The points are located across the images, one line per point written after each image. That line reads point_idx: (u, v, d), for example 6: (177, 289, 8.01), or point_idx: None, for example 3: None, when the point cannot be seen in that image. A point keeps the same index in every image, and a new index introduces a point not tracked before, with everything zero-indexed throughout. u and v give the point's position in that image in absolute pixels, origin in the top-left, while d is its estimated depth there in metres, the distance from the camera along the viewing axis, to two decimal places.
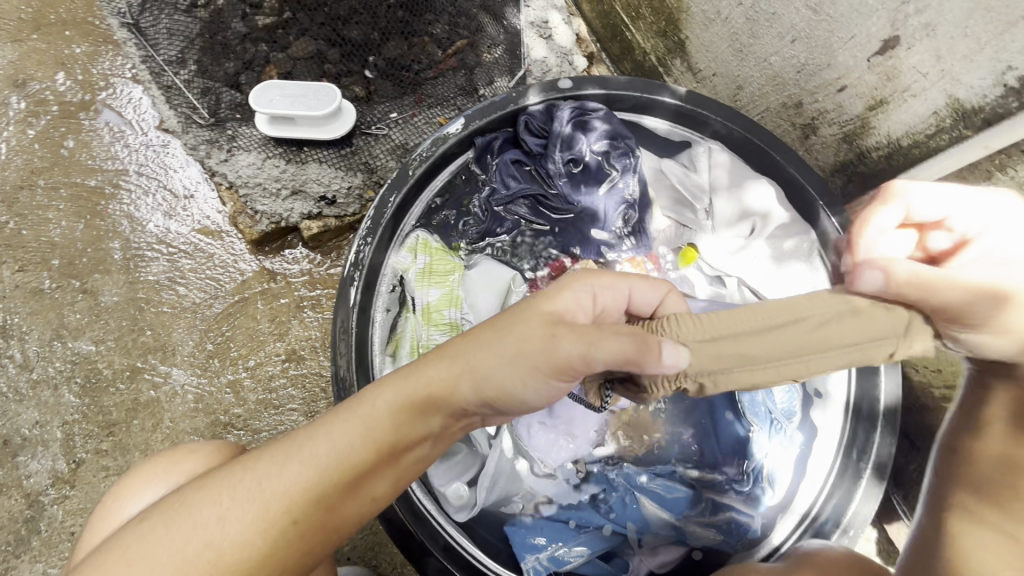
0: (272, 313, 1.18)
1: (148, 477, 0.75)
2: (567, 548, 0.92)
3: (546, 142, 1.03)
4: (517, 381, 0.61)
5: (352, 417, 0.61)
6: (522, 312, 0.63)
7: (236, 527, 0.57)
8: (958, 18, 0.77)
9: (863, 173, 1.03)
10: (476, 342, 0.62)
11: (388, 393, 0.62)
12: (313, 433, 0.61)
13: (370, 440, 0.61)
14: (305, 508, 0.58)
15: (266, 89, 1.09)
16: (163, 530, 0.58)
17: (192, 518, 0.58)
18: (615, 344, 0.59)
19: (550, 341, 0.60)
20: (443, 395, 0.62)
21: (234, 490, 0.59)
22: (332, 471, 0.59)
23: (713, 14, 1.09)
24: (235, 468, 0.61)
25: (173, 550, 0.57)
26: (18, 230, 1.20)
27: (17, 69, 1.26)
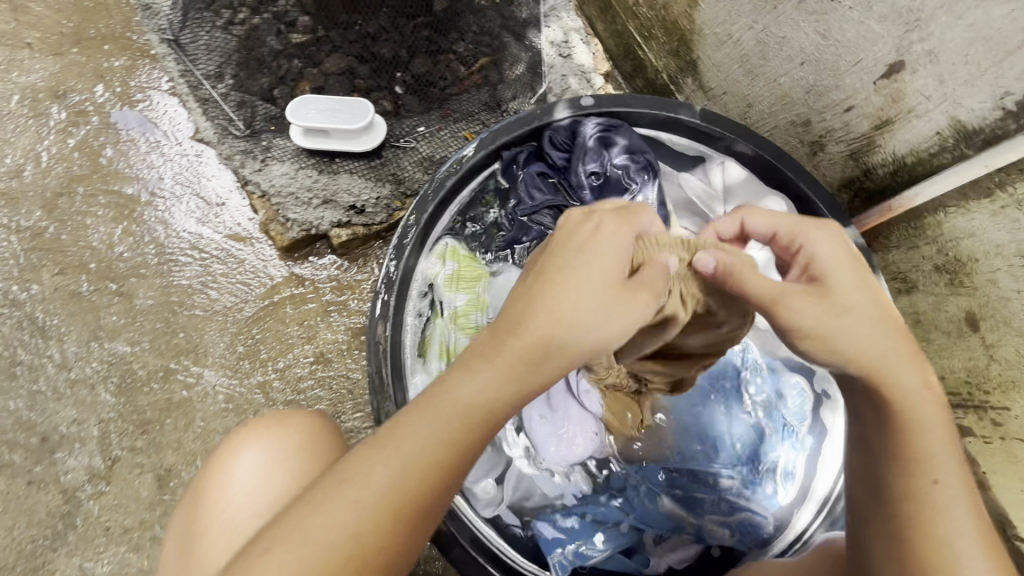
0: (301, 317, 1.23)
1: (231, 458, 0.77)
2: (590, 544, 0.96)
3: (570, 155, 1.09)
4: (609, 342, 0.64)
5: (453, 408, 0.59)
6: (588, 271, 0.64)
7: (364, 537, 0.55)
8: (959, 46, 0.83)
9: (869, 189, 1.09)
10: (561, 316, 0.62)
11: (488, 377, 0.60)
12: (415, 431, 0.59)
13: (476, 425, 0.60)
14: (429, 502, 0.58)
15: (302, 104, 1.18)
16: (283, 555, 0.54)
17: (309, 538, 0.54)
18: (660, 271, 0.69)
19: (624, 296, 0.64)
20: (551, 373, 0.62)
21: (348, 504, 0.56)
22: (448, 460, 0.59)
23: (725, 37, 1.15)
24: (338, 480, 0.57)
25: (307, 565, 0.53)
26: (57, 236, 1.24)
27: (58, 81, 1.32)
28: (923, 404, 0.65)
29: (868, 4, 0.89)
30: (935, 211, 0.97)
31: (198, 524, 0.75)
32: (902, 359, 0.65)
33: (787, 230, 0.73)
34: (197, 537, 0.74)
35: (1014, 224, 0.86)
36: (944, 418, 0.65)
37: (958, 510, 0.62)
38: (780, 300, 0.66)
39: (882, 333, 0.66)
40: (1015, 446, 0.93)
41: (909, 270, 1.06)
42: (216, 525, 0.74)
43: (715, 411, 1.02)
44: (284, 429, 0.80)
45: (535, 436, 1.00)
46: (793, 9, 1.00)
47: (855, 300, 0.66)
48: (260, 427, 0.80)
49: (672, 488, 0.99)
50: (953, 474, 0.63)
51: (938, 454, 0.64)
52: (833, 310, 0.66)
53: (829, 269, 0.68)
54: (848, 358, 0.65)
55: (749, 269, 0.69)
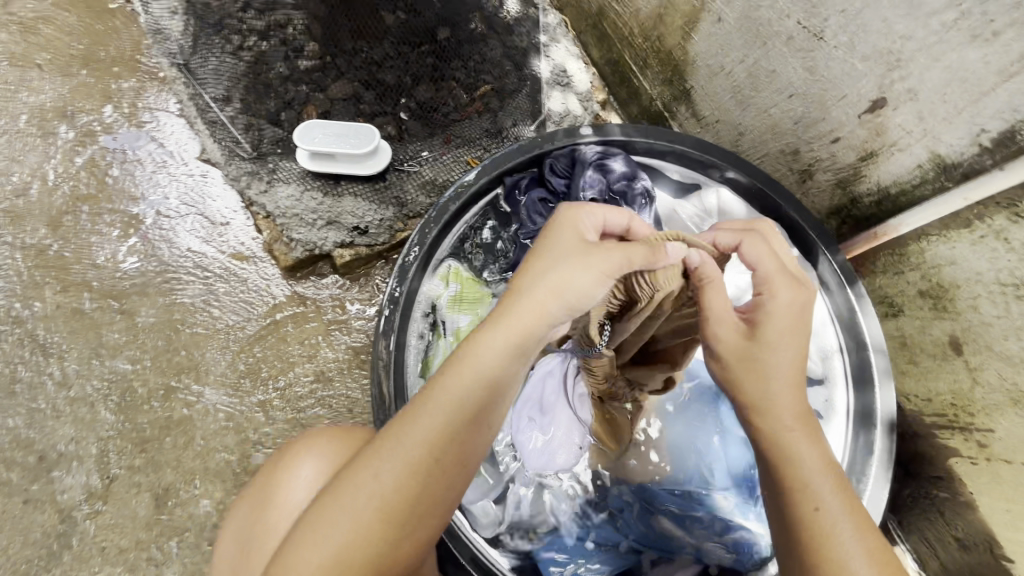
0: (302, 336, 1.24)
1: (295, 460, 0.79)
2: (588, 564, 0.97)
3: (569, 181, 1.13)
4: (576, 290, 0.65)
5: (461, 367, 0.65)
6: (550, 242, 0.71)
7: (392, 477, 0.63)
8: (937, 86, 0.88)
9: (856, 217, 1.13)
10: (530, 273, 0.67)
11: (490, 339, 0.65)
12: (428, 390, 0.66)
13: (484, 379, 0.65)
14: (444, 448, 0.64)
15: (309, 128, 1.23)
16: (331, 500, 0.64)
17: (354, 483, 0.64)
18: (641, 249, 0.65)
19: (586, 250, 0.66)
20: (534, 321, 0.65)
21: (380, 452, 0.64)
22: (459, 414, 0.64)
23: (717, 68, 1.20)
24: (373, 440, 0.67)
25: (347, 514, 0.62)
26: (61, 253, 1.26)
27: (66, 101, 1.34)
28: (800, 439, 0.67)
29: (852, 44, 0.94)
30: (919, 238, 1.02)
31: (262, 522, 0.76)
32: (787, 395, 0.68)
33: (763, 275, 0.73)
34: (259, 535, 0.76)
35: (993, 253, 0.90)
36: (825, 451, 0.67)
37: (841, 536, 0.62)
38: (708, 324, 0.70)
39: (783, 384, 0.68)
40: (999, 468, 0.95)
41: (895, 295, 1.11)
42: (282, 523, 0.75)
43: (711, 431, 1.05)
44: (347, 439, 0.81)
45: (522, 441, 1.01)
46: (782, 45, 1.05)
47: (773, 353, 0.68)
48: (325, 434, 0.81)
49: (670, 508, 1.00)
50: (835, 502, 0.64)
51: (816, 483, 0.64)
52: (750, 347, 0.69)
53: (770, 320, 0.69)
54: (735, 391, 0.69)
55: (716, 285, 0.70)
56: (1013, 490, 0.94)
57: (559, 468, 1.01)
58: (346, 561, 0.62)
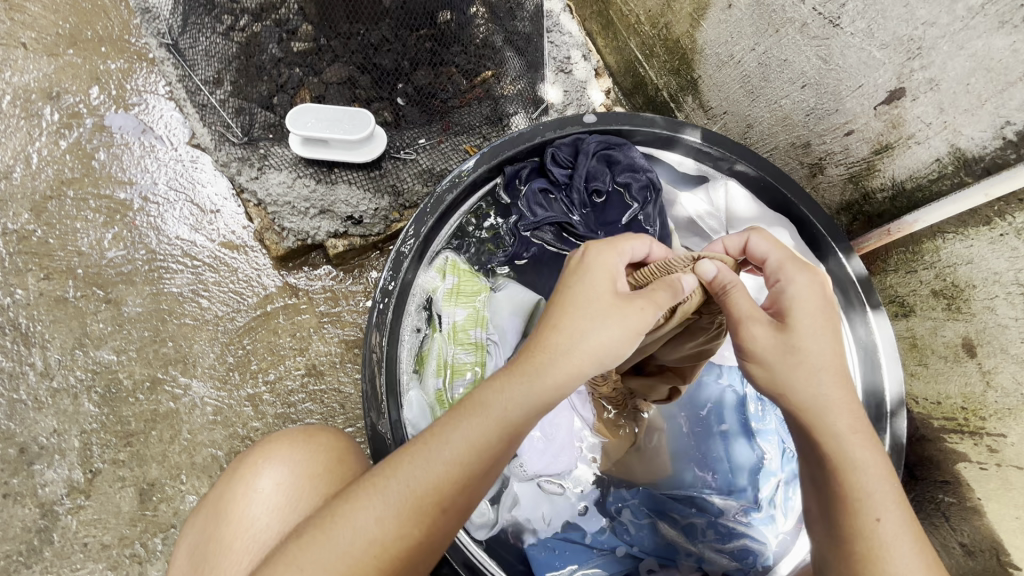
0: (294, 328, 1.20)
1: (255, 467, 0.73)
2: (583, 569, 0.94)
3: (572, 172, 1.09)
4: (613, 351, 0.64)
5: (479, 417, 0.62)
6: (583, 289, 0.66)
7: (395, 523, 0.60)
8: (961, 75, 0.83)
9: (868, 214, 1.09)
10: (564, 329, 0.64)
11: (513, 391, 0.62)
12: (444, 432, 0.63)
13: (505, 432, 0.62)
14: (454, 495, 0.61)
15: (301, 113, 1.16)
16: (323, 538, 0.59)
17: (350, 523, 0.60)
18: (665, 291, 0.67)
19: (628, 309, 0.65)
20: (565, 382, 0.63)
21: (384, 494, 0.61)
22: (473, 463, 0.61)
23: (727, 57, 1.15)
24: (375, 473, 0.63)
25: (338, 555, 0.59)
26: (45, 240, 1.22)
27: (52, 82, 1.29)
28: (858, 445, 0.63)
29: (870, 30, 0.89)
30: (933, 236, 0.97)
31: (213, 544, 0.69)
32: (838, 399, 0.65)
33: (776, 262, 0.72)
34: (210, 559, 0.69)
35: (1013, 252, 0.85)
36: (882, 455, 0.63)
37: (901, 551, 0.59)
38: (741, 326, 0.68)
39: (828, 378, 0.65)
40: (1010, 474, 0.91)
41: (907, 295, 1.06)
42: (236, 546, 0.69)
43: (715, 435, 1.01)
44: (312, 447, 0.76)
45: (521, 442, 0.96)
46: (796, 33, 1.00)
47: (809, 345, 0.65)
48: (287, 441, 0.76)
49: (670, 513, 0.96)
50: (896, 512, 0.61)
51: (877, 491, 0.61)
52: (788, 343, 0.66)
53: (796, 308, 0.67)
54: (786, 396, 0.66)
55: (740, 287, 0.69)
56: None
57: (560, 472, 0.97)
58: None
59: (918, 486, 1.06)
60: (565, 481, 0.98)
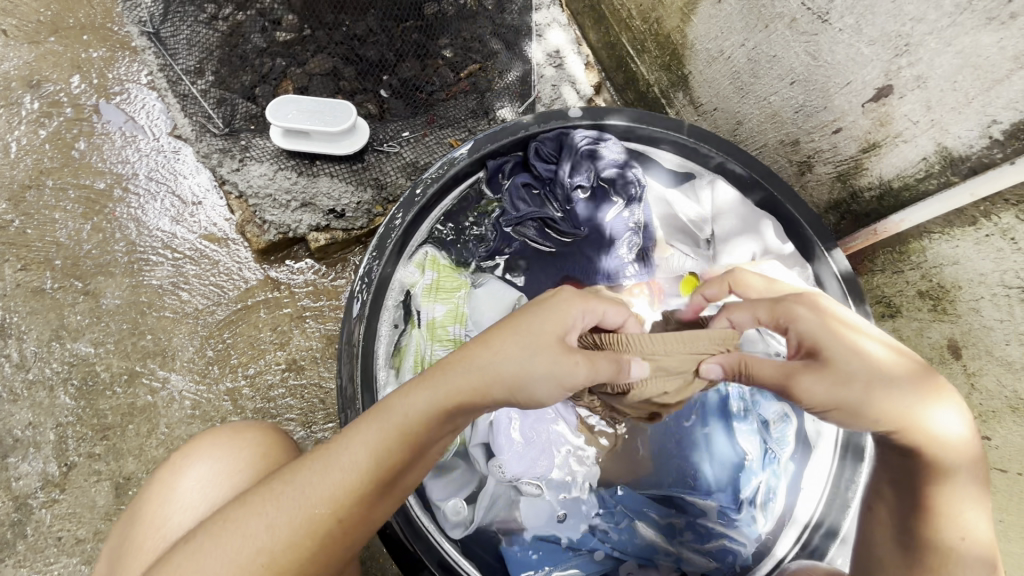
0: (274, 322, 1.19)
1: (183, 463, 0.74)
2: (559, 569, 0.93)
3: (556, 167, 1.07)
4: (527, 389, 0.61)
5: (378, 424, 0.62)
6: (529, 321, 0.64)
7: (286, 531, 0.59)
8: (948, 73, 0.82)
9: (856, 213, 1.07)
10: (489, 348, 0.63)
11: (418, 402, 0.61)
12: (346, 440, 0.62)
13: (404, 443, 0.61)
14: (350, 507, 0.60)
15: (283, 103, 1.14)
16: (213, 544, 0.59)
17: (240, 528, 0.60)
18: (609, 363, 0.65)
19: (557, 353, 0.62)
20: (466, 399, 0.62)
21: (278, 500, 0.60)
22: (369, 474, 0.61)
23: (716, 53, 1.14)
24: (276, 479, 0.62)
25: (225, 559, 0.58)
26: (23, 230, 1.20)
27: (32, 70, 1.28)
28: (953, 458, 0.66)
29: (858, 26, 0.88)
30: (920, 236, 0.96)
31: (133, 540, 0.71)
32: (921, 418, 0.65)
33: (769, 316, 0.73)
34: (133, 551, 0.70)
35: (999, 253, 0.84)
36: (966, 463, 0.67)
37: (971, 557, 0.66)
38: (791, 383, 0.67)
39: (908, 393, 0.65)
40: (993, 477, 0.90)
41: (894, 295, 1.05)
42: (146, 545, 0.69)
43: (695, 436, 0.99)
44: (237, 443, 0.75)
45: (500, 442, 0.94)
46: (785, 28, 0.99)
47: (861, 368, 0.65)
48: (214, 437, 0.76)
49: (652, 513, 0.96)
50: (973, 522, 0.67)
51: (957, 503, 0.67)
52: (844, 376, 0.65)
53: (827, 341, 0.67)
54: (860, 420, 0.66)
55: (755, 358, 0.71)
56: (1008, 502, 0.89)
57: (537, 475, 0.95)
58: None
59: None
60: (544, 484, 0.96)
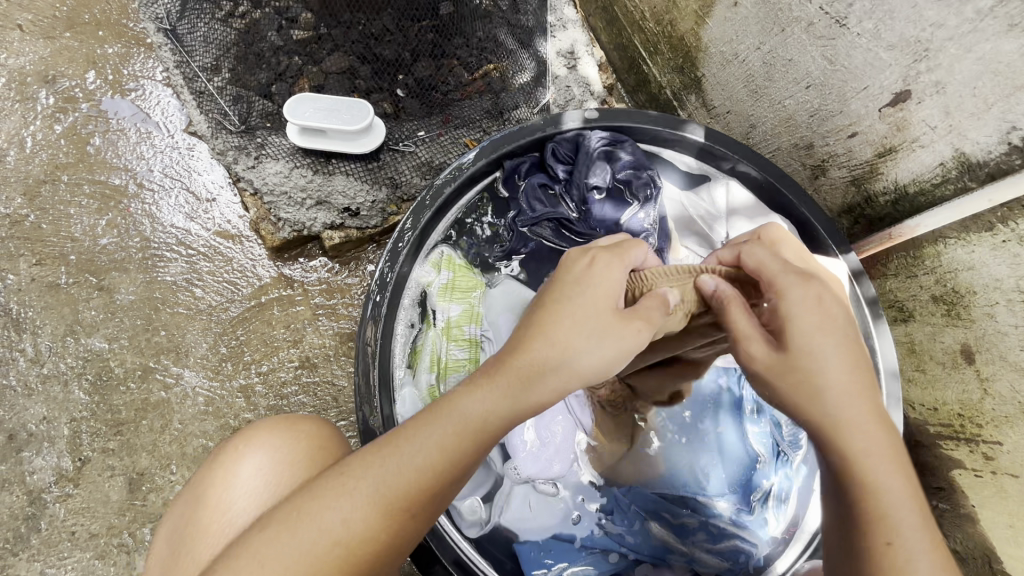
0: (288, 319, 1.19)
1: (238, 453, 0.72)
2: (572, 567, 0.93)
3: (572, 169, 1.08)
4: (595, 369, 0.62)
5: (452, 422, 0.61)
6: (582, 299, 0.64)
7: (361, 525, 0.58)
8: (967, 79, 0.82)
9: (870, 217, 1.08)
10: (552, 338, 0.62)
11: (491, 397, 0.61)
12: (419, 434, 0.61)
13: (477, 440, 0.61)
14: (423, 502, 0.60)
15: (299, 102, 1.15)
16: (288, 534, 0.57)
17: (316, 520, 0.58)
18: (656, 305, 0.65)
19: (619, 328, 0.63)
20: (543, 396, 0.62)
21: (352, 493, 0.59)
22: (444, 470, 0.60)
23: (730, 56, 1.14)
24: (346, 469, 0.61)
25: (301, 551, 0.57)
26: (38, 225, 1.20)
27: (47, 66, 1.28)
28: (880, 464, 0.57)
29: (876, 31, 0.88)
30: (935, 241, 0.96)
31: (191, 527, 0.69)
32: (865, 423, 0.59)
33: (767, 277, 0.67)
34: (188, 541, 0.68)
35: (1015, 259, 0.84)
36: (908, 478, 0.57)
37: None
38: (740, 343, 0.65)
39: (842, 390, 0.59)
40: (1005, 482, 0.90)
41: (906, 299, 1.05)
42: (212, 528, 0.68)
43: (709, 438, 0.99)
44: (293, 435, 0.74)
45: (515, 443, 0.96)
46: (801, 32, 0.99)
47: (812, 354, 0.60)
48: (270, 429, 0.74)
49: (664, 512, 0.95)
50: (922, 549, 0.54)
51: (898, 513, 0.55)
52: (785, 358, 0.61)
53: (792, 321, 0.62)
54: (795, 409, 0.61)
55: (738, 303, 0.66)
56: (1018, 507, 0.88)
57: (553, 476, 0.96)
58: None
59: None
60: (560, 484, 0.97)
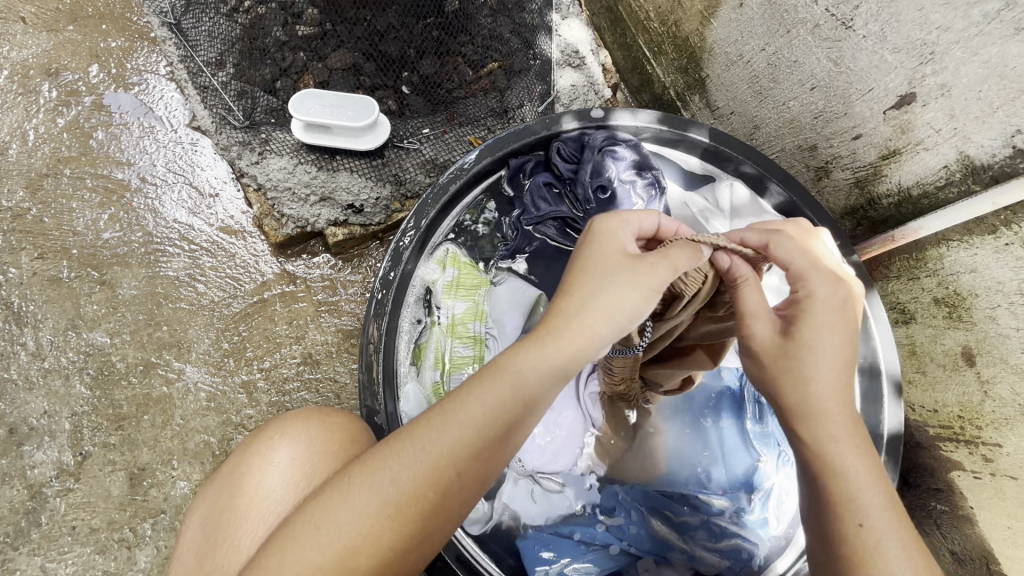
0: (291, 316, 1.19)
1: (273, 440, 0.72)
2: (574, 564, 0.93)
3: (577, 167, 1.07)
4: (627, 311, 0.60)
5: (498, 383, 0.60)
6: (599, 252, 0.64)
7: (411, 484, 0.59)
8: (973, 82, 0.82)
9: (873, 219, 1.08)
10: (578, 291, 0.62)
11: (531, 356, 0.60)
12: (462, 396, 0.61)
13: (521, 399, 0.60)
14: (469, 463, 0.59)
15: (305, 98, 1.15)
16: (341, 498, 0.59)
17: (368, 482, 0.59)
18: (684, 251, 0.62)
19: (645, 269, 0.61)
20: (579, 346, 0.60)
21: (400, 456, 0.60)
22: (488, 428, 0.59)
23: (735, 57, 1.14)
24: (394, 437, 0.62)
25: (356, 513, 0.58)
26: (40, 218, 1.20)
27: (50, 58, 1.27)
28: (847, 451, 0.61)
29: (882, 34, 0.88)
30: (937, 244, 0.96)
31: (228, 512, 0.69)
32: (840, 415, 0.62)
33: (795, 270, 0.65)
34: (224, 527, 0.69)
35: (1018, 262, 0.85)
36: (875, 462, 0.61)
37: (887, 559, 0.57)
38: (744, 322, 0.65)
39: (824, 380, 0.62)
40: (1003, 484, 0.91)
41: (908, 301, 1.05)
42: (249, 516, 0.69)
43: (709, 435, 1.00)
44: (326, 427, 0.74)
45: None
46: (807, 34, 0.99)
47: (810, 344, 0.62)
48: (305, 419, 0.74)
49: (663, 509, 0.95)
50: (885, 520, 0.59)
51: (863, 497, 0.60)
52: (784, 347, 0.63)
53: (807, 314, 0.63)
54: (775, 393, 0.64)
55: (752, 283, 0.64)
56: (1015, 508, 0.89)
57: (557, 470, 0.97)
58: (348, 566, 0.57)
59: (910, 492, 1.06)
60: (563, 480, 0.97)
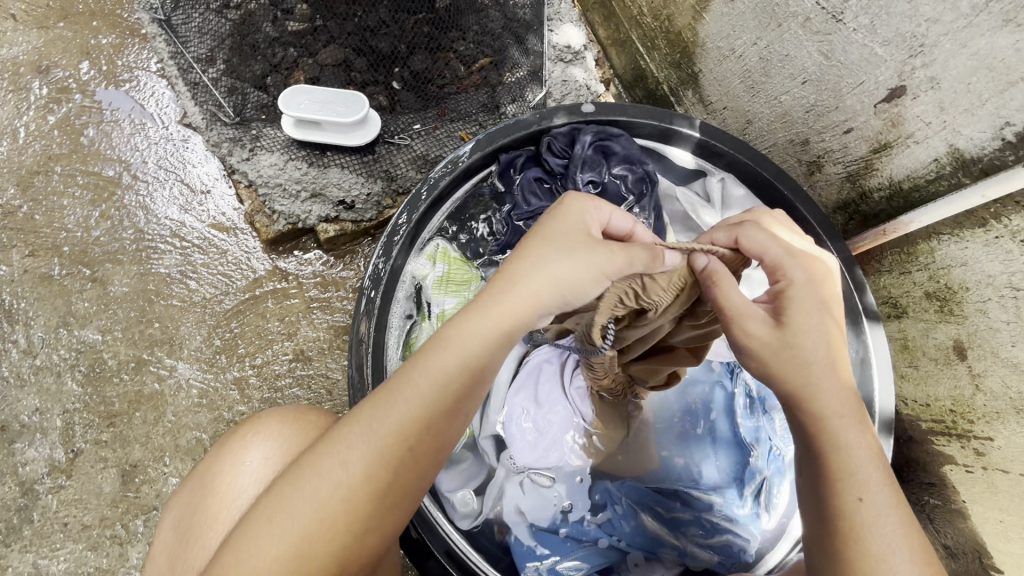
0: (282, 312, 1.19)
1: (243, 440, 0.72)
2: (565, 561, 0.93)
3: (567, 162, 1.08)
4: (572, 285, 0.61)
5: (442, 355, 0.61)
6: (554, 226, 0.65)
7: (362, 463, 0.58)
8: (962, 74, 0.82)
9: (865, 213, 1.07)
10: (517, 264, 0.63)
11: (473, 325, 0.61)
12: (408, 371, 0.61)
13: (467, 368, 0.61)
14: (419, 437, 0.60)
15: (295, 93, 1.14)
16: (292, 487, 0.59)
17: (319, 468, 0.59)
18: (643, 252, 0.63)
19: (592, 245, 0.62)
20: (520, 315, 0.61)
21: (350, 438, 0.60)
22: (436, 401, 0.60)
23: (727, 51, 1.14)
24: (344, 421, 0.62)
25: (310, 498, 0.58)
26: (31, 215, 1.20)
27: (41, 56, 1.27)
28: (846, 427, 0.61)
29: (872, 26, 0.88)
30: (928, 238, 0.96)
31: (199, 512, 0.69)
32: (837, 391, 0.62)
33: (772, 260, 0.64)
34: (196, 527, 0.69)
35: (1008, 255, 0.84)
36: (874, 439, 0.61)
37: (884, 532, 0.58)
38: (737, 322, 0.62)
39: (823, 359, 0.61)
40: (995, 477, 0.91)
41: (900, 296, 1.05)
42: (221, 515, 0.69)
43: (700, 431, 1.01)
44: (300, 423, 0.75)
45: (511, 432, 0.98)
46: (797, 28, 0.99)
47: (805, 330, 0.61)
48: (277, 418, 0.75)
49: (654, 506, 0.96)
50: (882, 494, 0.60)
51: (863, 471, 0.60)
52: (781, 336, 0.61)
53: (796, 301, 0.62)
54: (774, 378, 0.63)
55: (730, 281, 0.62)
56: (1007, 502, 0.89)
57: (548, 466, 0.97)
58: (308, 554, 0.57)
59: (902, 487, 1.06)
60: (553, 476, 0.97)
